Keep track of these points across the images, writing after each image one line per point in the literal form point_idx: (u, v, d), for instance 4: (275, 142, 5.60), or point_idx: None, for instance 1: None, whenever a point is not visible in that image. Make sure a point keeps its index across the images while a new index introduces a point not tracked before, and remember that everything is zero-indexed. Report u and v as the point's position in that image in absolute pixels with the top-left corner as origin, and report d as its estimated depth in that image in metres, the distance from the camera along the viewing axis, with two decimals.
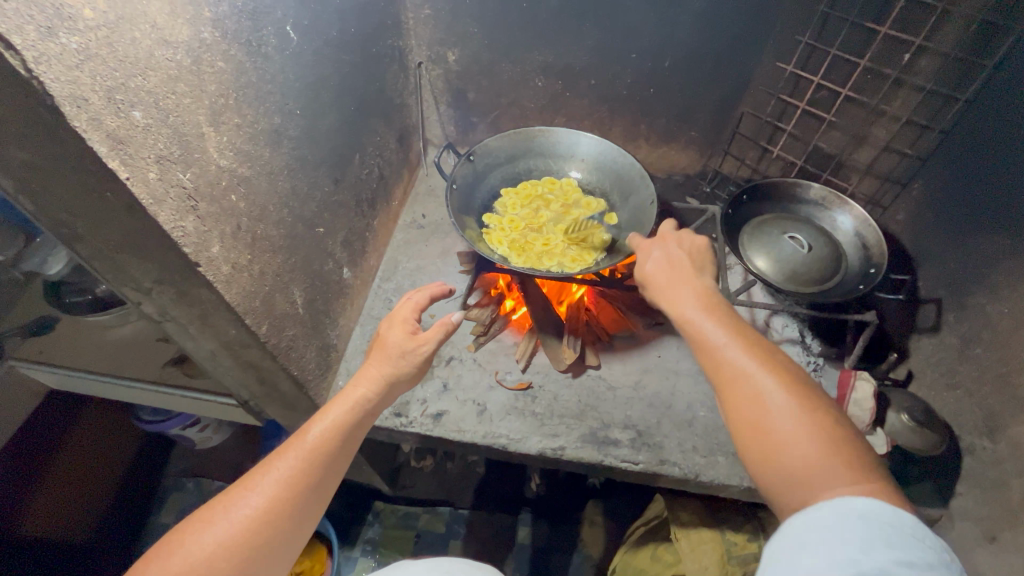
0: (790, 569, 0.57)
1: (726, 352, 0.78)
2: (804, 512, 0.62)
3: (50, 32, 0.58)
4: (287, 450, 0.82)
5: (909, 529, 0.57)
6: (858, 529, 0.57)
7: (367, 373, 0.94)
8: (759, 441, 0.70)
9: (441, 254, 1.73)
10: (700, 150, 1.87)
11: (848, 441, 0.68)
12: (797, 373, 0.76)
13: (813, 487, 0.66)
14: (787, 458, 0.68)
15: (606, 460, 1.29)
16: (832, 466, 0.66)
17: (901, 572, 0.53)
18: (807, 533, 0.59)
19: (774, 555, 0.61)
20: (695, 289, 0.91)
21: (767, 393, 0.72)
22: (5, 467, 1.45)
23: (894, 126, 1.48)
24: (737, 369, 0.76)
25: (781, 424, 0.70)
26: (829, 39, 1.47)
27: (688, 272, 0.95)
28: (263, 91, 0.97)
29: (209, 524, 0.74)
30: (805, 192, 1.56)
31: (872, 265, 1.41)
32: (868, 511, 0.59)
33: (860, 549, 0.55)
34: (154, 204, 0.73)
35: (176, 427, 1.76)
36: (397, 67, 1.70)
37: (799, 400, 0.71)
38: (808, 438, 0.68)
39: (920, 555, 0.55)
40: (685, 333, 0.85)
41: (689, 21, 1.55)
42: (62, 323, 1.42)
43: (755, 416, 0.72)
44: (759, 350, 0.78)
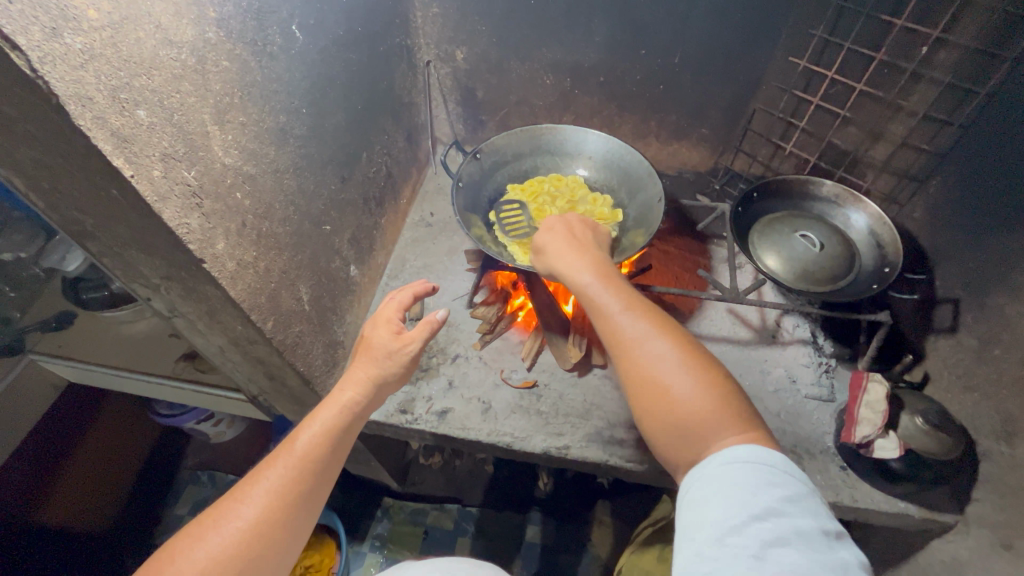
0: (698, 525, 0.66)
1: (622, 320, 0.85)
2: (705, 467, 0.71)
3: (55, 33, 0.60)
4: (276, 460, 0.83)
5: (780, 465, 0.69)
6: (749, 472, 0.67)
7: (354, 376, 0.95)
8: (657, 403, 0.77)
9: (449, 252, 1.74)
10: (712, 147, 1.85)
11: (735, 396, 0.77)
12: (686, 335, 0.84)
13: (710, 444, 0.73)
14: (682, 416, 0.75)
15: (610, 460, 1.28)
16: (723, 420, 0.74)
17: (783, 506, 0.63)
18: (709, 487, 0.68)
19: (682, 512, 0.70)
20: (591, 261, 0.96)
21: (661, 357, 0.80)
22: (26, 460, 1.49)
23: (912, 121, 1.43)
24: (634, 335, 0.83)
25: (676, 386, 0.77)
26: (843, 32, 1.43)
27: (583, 245, 1.01)
28: (269, 90, 0.99)
29: (200, 539, 0.74)
30: (818, 189, 1.53)
31: (887, 263, 1.37)
32: (755, 454, 0.69)
33: (752, 493, 0.65)
34: (159, 202, 0.74)
35: (191, 421, 1.79)
36: (405, 65, 1.71)
37: (688, 360, 0.79)
38: (700, 396, 0.76)
39: (795, 488, 0.66)
40: (584, 303, 0.92)
41: (699, 16, 1.52)
42: (81, 319, 1.47)
43: (652, 380, 0.78)
44: (650, 315, 0.85)
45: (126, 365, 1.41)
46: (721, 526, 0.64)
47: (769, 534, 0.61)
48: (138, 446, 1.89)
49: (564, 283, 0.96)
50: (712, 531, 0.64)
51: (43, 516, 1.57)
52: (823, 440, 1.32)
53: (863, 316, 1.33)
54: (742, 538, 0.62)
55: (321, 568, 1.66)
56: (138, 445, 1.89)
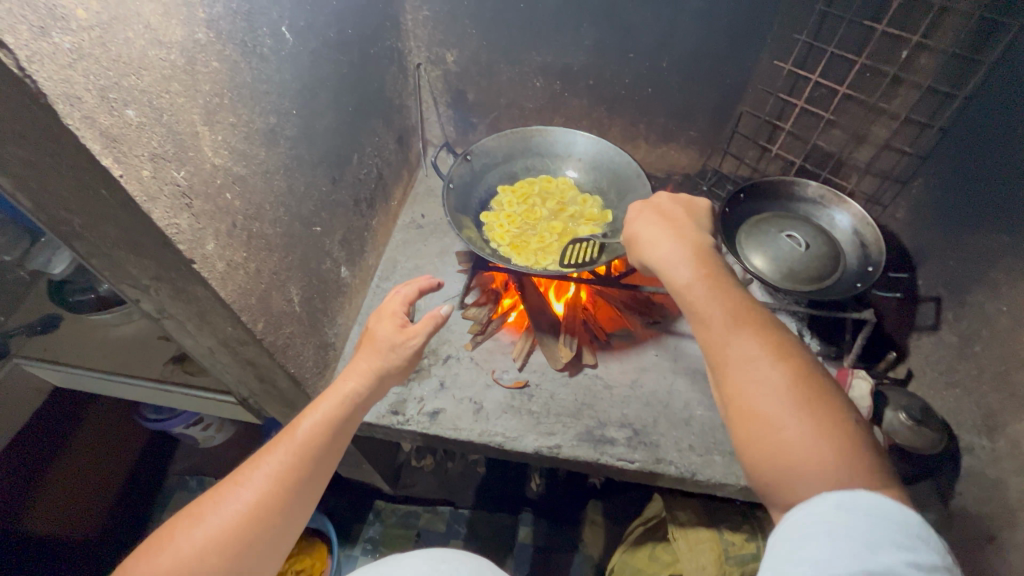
0: (793, 563, 0.57)
1: (726, 336, 0.79)
2: (809, 502, 0.62)
3: (42, 32, 0.60)
4: (278, 445, 0.82)
5: (918, 529, 0.58)
6: (869, 523, 0.57)
7: (358, 367, 0.95)
8: (758, 431, 0.70)
9: (440, 253, 1.74)
10: (699, 149, 1.87)
11: (857, 436, 0.68)
12: (802, 361, 0.75)
13: (818, 483, 0.65)
14: (789, 450, 0.68)
15: (602, 459, 1.29)
16: (840, 463, 0.65)
17: (910, 574, 0.53)
18: (815, 525, 0.59)
19: (776, 544, 0.61)
20: (691, 253, 0.91)
21: (769, 381, 0.73)
22: (12, 458, 1.48)
23: (894, 124, 1.47)
24: (739, 354, 0.76)
25: (785, 417, 0.69)
26: (827, 37, 1.47)
27: (685, 233, 0.96)
28: (259, 91, 0.99)
29: (199, 520, 0.73)
30: (803, 191, 1.55)
31: (870, 263, 1.40)
32: (880, 506, 0.59)
33: (869, 548, 0.55)
34: (149, 202, 0.74)
35: (180, 425, 1.77)
36: (396, 68, 1.72)
37: (801, 390, 0.72)
38: (813, 433, 0.68)
39: (928, 557, 0.55)
40: (683, 307, 0.86)
41: (686, 20, 1.55)
42: (66, 321, 1.45)
43: (756, 405, 0.72)
44: (761, 333, 0.78)
45: (113, 367, 1.40)
46: (821, 573, 0.55)
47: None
48: (128, 450, 1.88)
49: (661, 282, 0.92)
50: (809, 573, 0.56)
51: (27, 522, 1.55)
52: None
53: (849, 314, 1.35)
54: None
55: (312, 571, 1.66)
56: (128, 448, 1.87)
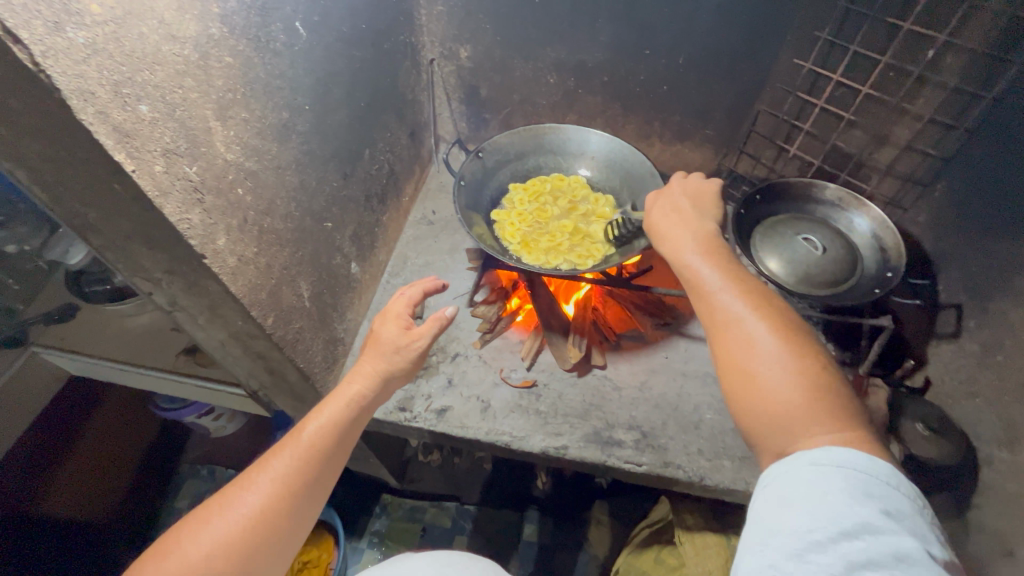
0: (778, 528, 0.63)
1: (720, 301, 0.81)
2: (787, 468, 0.67)
3: (57, 27, 0.60)
4: (284, 449, 0.82)
5: (886, 477, 0.64)
6: (842, 484, 0.63)
7: (362, 369, 0.95)
8: (743, 386, 0.74)
9: (450, 250, 1.74)
10: (715, 148, 1.84)
11: (833, 388, 0.72)
12: (787, 321, 0.78)
13: (795, 432, 0.70)
14: (770, 403, 0.71)
15: (609, 461, 1.28)
16: (816, 414, 0.69)
17: (881, 523, 0.60)
18: (794, 490, 0.65)
19: (761, 513, 0.67)
20: (696, 232, 0.94)
21: (756, 341, 0.75)
22: (27, 442, 1.54)
23: (917, 125, 1.42)
24: (730, 315, 0.79)
25: (767, 373, 0.73)
26: (850, 35, 1.43)
27: (691, 214, 0.99)
28: (272, 87, 0.99)
29: (205, 524, 0.74)
30: (821, 192, 1.52)
31: (889, 268, 1.37)
32: (851, 463, 0.65)
33: (843, 507, 0.61)
34: (160, 196, 0.75)
35: (191, 415, 1.79)
36: (409, 63, 1.71)
37: (784, 347, 0.74)
38: (793, 386, 0.71)
39: (896, 504, 0.62)
40: (684, 275, 0.89)
41: (704, 16, 1.52)
42: (83, 311, 1.46)
43: (742, 362, 0.75)
44: (753, 296, 0.80)
45: (128, 358, 1.42)
46: (804, 539, 0.61)
47: (858, 554, 0.58)
48: (143, 438, 1.92)
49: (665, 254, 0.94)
50: (794, 541, 0.61)
51: (41, 504, 1.59)
52: None
53: (865, 320, 1.32)
54: (827, 554, 0.59)
55: (319, 563, 1.67)
56: (143, 437, 1.92)
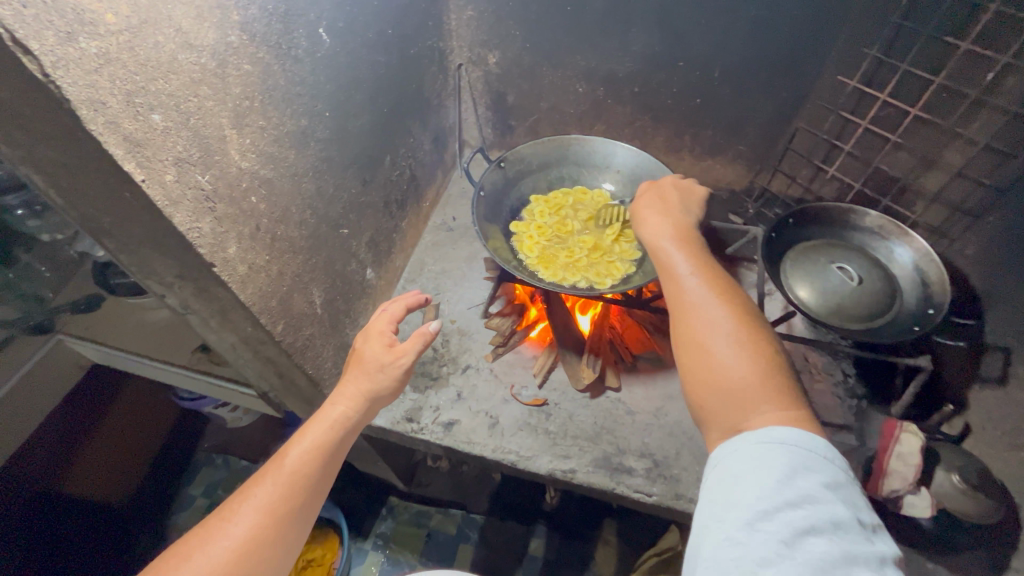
0: (726, 504, 0.61)
1: (685, 282, 0.81)
2: (736, 443, 0.65)
3: (69, 37, 0.59)
4: (266, 477, 0.82)
5: (823, 450, 0.63)
6: (786, 456, 0.61)
7: (346, 390, 0.93)
8: (697, 363, 0.73)
9: (468, 258, 1.72)
10: (748, 165, 1.77)
11: (785, 374, 0.71)
12: (748, 308, 0.78)
13: (746, 413, 0.68)
14: (722, 380, 0.70)
15: (618, 489, 1.23)
16: (766, 394, 0.68)
17: (821, 494, 0.58)
18: (739, 467, 0.63)
19: (711, 487, 0.65)
20: (675, 221, 0.94)
21: (714, 322, 0.75)
22: (56, 433, 1.54)
23: (970, 151, 1.29)
24: (693, 296, 0.79)
25: (720, 351, 0.72)
26: (900, 53, 1.34)
27: (674, 204, 0.98)
28: (292, 93, 0.98)
29: (187, 560, 0.72)
30: (860, 219, 1.43)
31: (931, 304, 1.28)
32: (796, 439, 0.63)
33: (787, 478, 0.60)
34: (170, 206, 0.74)
35: (209, 406, 1.82)
36: (436, 68, 1.69)
37: (740, 328, 0.74)
38: (744, 364, 0.71)
39: (834, 475, 0.60)
40: (654, 260, 0.89)
41: (742, 29, 1.45)
42: (107, 302, 1.50)
43: (698, 341, 0.74)
44: (717, 282, 0.81)
45: (147, 352, 1.44)
46: (751, 511, 0.59)
47: (801, 521, 0.56)
48: (163, 426, 1.95)
49: (640, 240, 0.94)
50: (742, 514, 0.59)
51: (64, 488, 1.60)
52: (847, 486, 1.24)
53: (901, 359, 1.24)
54: (774, 523, 0.57)
55: (323, 563, 1.67)
56: (163, 425, 1.95)
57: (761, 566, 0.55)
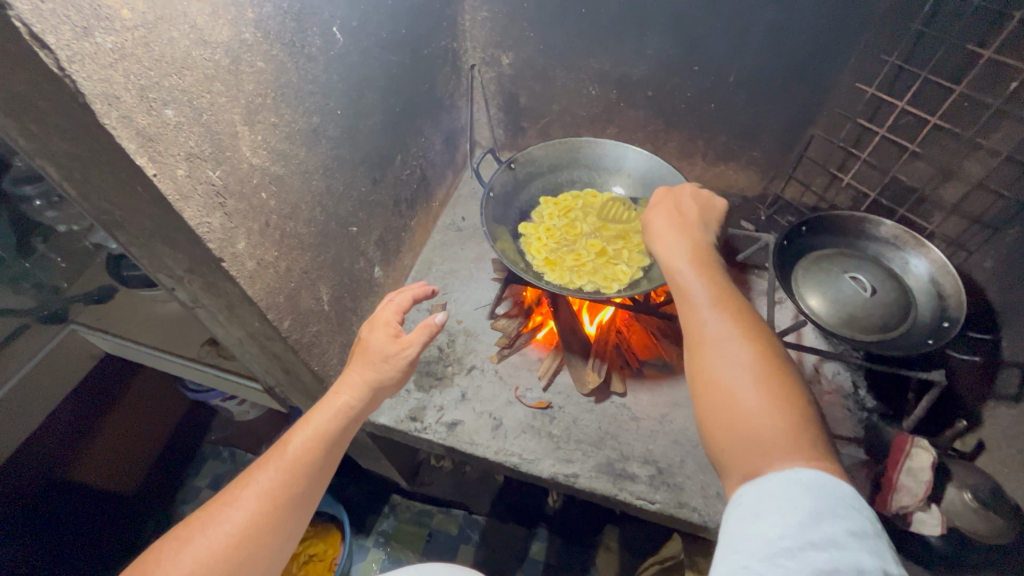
0: (747, 536, 0.60)
1: (707, 316, 0.78)
2: (759, 488, 0.63)
3: (86, 32, 0.60)
4: (268, 462, 0.82)
5: (851, 499, 0.60)
6: (812, 499, 0.59)
7: (349, 378, 0.93)
8: (717, 402, 0.70)
9: (476, 259, 1.72)
10: (762, 171, 1.75)
11: (810, 416, 0.68)
12: (773, 349, 0.74)
13: (769, 456, 0.65)
14: (745, 422, 0.68)
15: (620, 495, 1.22)
16: (791, 438, 0.65)
17: (846, 540, 0.56)
18: (762, 501, 0.61)
19: (733, 520, 0.63)
20: (693, 245, 0.90)
21: (736, 360, 0.72)
22: (68, 417, 1.56)
23: (991, 161, 1.27)
24: (715, 331, 0.76)
25: (743, 391, 0.69)
26: (920, 61, 1.32)
27: (691, 227, 0.94)
28: (305, 91, 0.98)
29: (187, 542, 0.73)
30: (875, 228, 1.41)
31: (947, 318, 1.25)
32: (822, 486, 0.60)
33: (812, 519, 0.58)
34: (180, 200, 0.75)
35: (216, 398, 1.84)
36: (449, 68, 1.69)
37: (764, 367, 0.71)
38: (769, 408, 0.67)
39: (862, 525, 0.58)
40: (673, 287, 0.86)
41: (759, 34, 1.43)
42: (119, 294, 1.51)
43: (719, 381, 0.71)
44: (738, 315, 0.78)
45: (157, 343, 1.46)
46: (772, 544, 0.58)
47: (825, 563, 0.55)
48: (172, 416, 1.97)
49: (658, 264, 0.90)
50: (761, 547, 0.58)
51: (72, 474, 1.63)
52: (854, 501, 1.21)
53: (914, 373, 1.21)
54: (794, 560, 0.56)
55: (324, 558, 1.68)
56: (172, 416, 1.97)
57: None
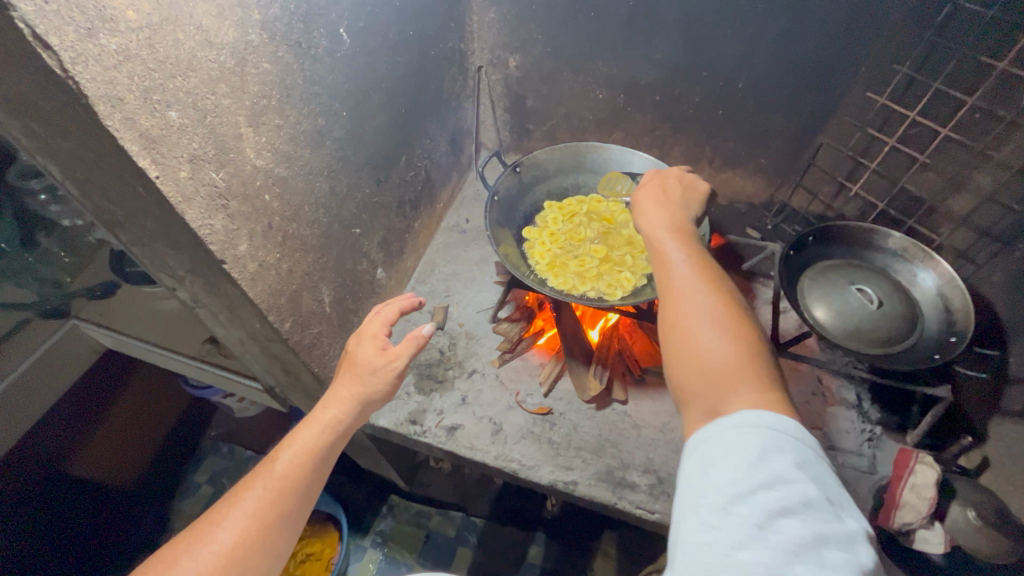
0: (701, 488, 0.59)
1: (677, 269, 0.81)
2: (711, 428, 0.63)
3: (90, 33, 0.59)
4: (256, 481, 0.82)
5: (794, 431, 0.60)
6: (757, 438, 0.59)
7: (338, 394, 0.93)
8: (682, 347, 0.72)
9: (479, 262, 1.71)
10: (768, 179, 1.74)
11: (768, 365, 0.69)
12: (736, 298, 0.77)
13: (726, 396, 0.65)
14: (706, 366, 0.69)
15: (619, 503, 1.21)
16: (748, 379, 0.66)
17: (792, 474, 0.56)
18: (713, 448, 0.61)
19: (687, 473, 0.62)
20: (674, 215, 0.92)
21: (703, 309, 0.74)
22: (68, 406, 1.60)
23: (1002, 174, 1.25)
24: (683, 280, 0.79)
25: (706, 336, 0.71)
26: (932, 71, 1.30)
27: (674, 198, 0.97)
28: (310, 93, 0.98)
29: (173, 565, 0.72)
30: (883, 240, 1.39)
31: (954, 332, 1.23)
32: (767, 422, 0.60)
33: (759, 460, 0.58)
34: (183, 203, 0.74)
35: (217, 395, 1.84)
36: (456, 69, 1.68)
37: (728, 317, 0.72)
38: (730, 351, 0.69)
39: (804, 455, 0.58)
40: (649, 247, 0.89)
41: (769, 41, 1.42)
42: (122, 289, 1.50)
43: (685, 327, 0.73)
44: (710, 273, 0.80)
45: (158, 340, 1.46)
46: (725, 493, 0.57)
47: (774, 504, 0.55)
48: (173, 412, 1.97)
49: (637, 227, 0.93)
50: (715, 498, 0.57)
51: (72, 465, 1.65)
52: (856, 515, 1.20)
53: (920, 388, 1.20)
54: (747, 506, 0.55)
55: (321, 557, 1.68)
56: (173, 411, 1.97)
57: (735, 551, 0.53)
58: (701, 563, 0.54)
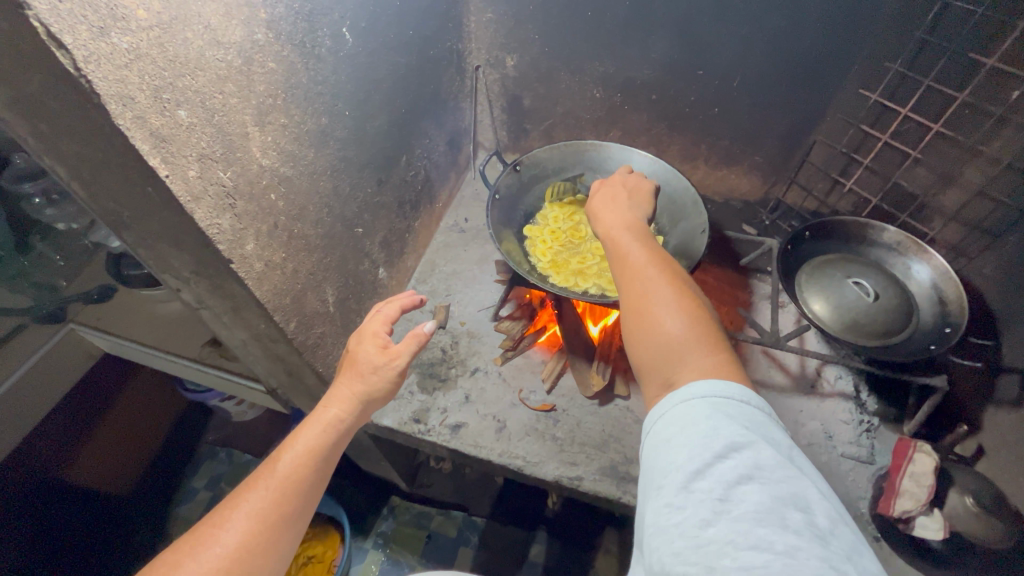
0: (663, 470, 0.59)
1: (630, 257, 0.83)
2: (668, 406, 0.64)
3: (102, 32, 0.59)
4: (257, 483, 0.82)
5: (743, 398, 0.61)
6: (709, 409, 0.60)
7: (338, 392, 0.93)
8: (639, 328, 0.73)
9: (479, 261, 1.72)
10: (763, 175, 1.76)
11: (720, 336, 0.71)
12: (688, 279, 0.79)
13: (682, 370, 0.67)
14: (662, 342, 0.70)
15: (624, 498, 1.22)
16: (700, 352, 0.67)
17: (744, 440, 0.57)
18: (671, 427, 0.61)
19: (650, 458, 0.62)
20: (625, 210, 0.95)
21: (655, 291, 0.75)
22: (54, 427, 1.52)
23: (991, 169, 1.28)
24: (635, 267, 0.81)
25: (659, 315, 0.72)
26: (923, 68, 1.33)
27: (623, 195, 0.99)
28: (314, 92, 0.98)
29: (175, 569, 0.71)
30: (878, 234, 1.42)
31: (949, 323, 1.26)
32: (716, 392, 0.62)
33: (712, 432, 0.58)
34: (192, 201, 0.74)
35: (214, 399, 1.82)
36: (454, 69, 1.69)
37: (679, 296, 0.75)
38: (682, 327, 0.71)
39: (755, 420, 0.59)
40: (603, 243, 0.91)
41: (764, 40, 1.44)
42: (120, 293, 1.49)
43: (640, 309, 0.74)
44: (660, 259, 0.82)
45: (156, 343, 1.44)
46: (684, 471, 0.56)
47: (732, 474, 0.55)
48: (169, 416, 1.95)
49: (593, 226, 0.95)
50: (677, 477, 0.57)
51: (68, 478, 1.60)
52: (856, 505, 1.21)
53: (916, 378, 1.22)
54: (707, 481, 0.55)
55: (323, 560, 1.67)
56: (169, 416, 1.94)
57: (700, 527, 0.52)
58: (668, 545, 0.53)
